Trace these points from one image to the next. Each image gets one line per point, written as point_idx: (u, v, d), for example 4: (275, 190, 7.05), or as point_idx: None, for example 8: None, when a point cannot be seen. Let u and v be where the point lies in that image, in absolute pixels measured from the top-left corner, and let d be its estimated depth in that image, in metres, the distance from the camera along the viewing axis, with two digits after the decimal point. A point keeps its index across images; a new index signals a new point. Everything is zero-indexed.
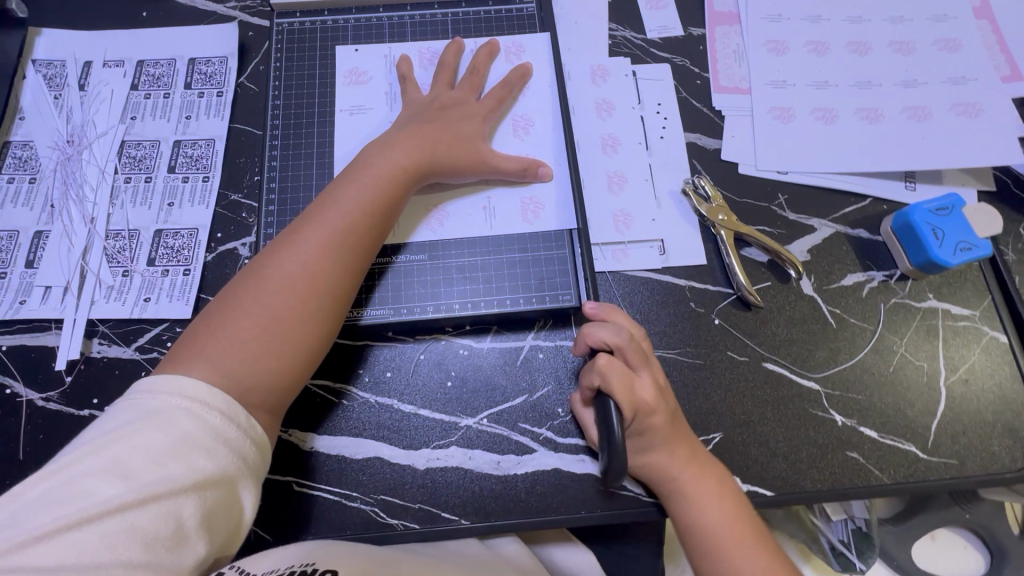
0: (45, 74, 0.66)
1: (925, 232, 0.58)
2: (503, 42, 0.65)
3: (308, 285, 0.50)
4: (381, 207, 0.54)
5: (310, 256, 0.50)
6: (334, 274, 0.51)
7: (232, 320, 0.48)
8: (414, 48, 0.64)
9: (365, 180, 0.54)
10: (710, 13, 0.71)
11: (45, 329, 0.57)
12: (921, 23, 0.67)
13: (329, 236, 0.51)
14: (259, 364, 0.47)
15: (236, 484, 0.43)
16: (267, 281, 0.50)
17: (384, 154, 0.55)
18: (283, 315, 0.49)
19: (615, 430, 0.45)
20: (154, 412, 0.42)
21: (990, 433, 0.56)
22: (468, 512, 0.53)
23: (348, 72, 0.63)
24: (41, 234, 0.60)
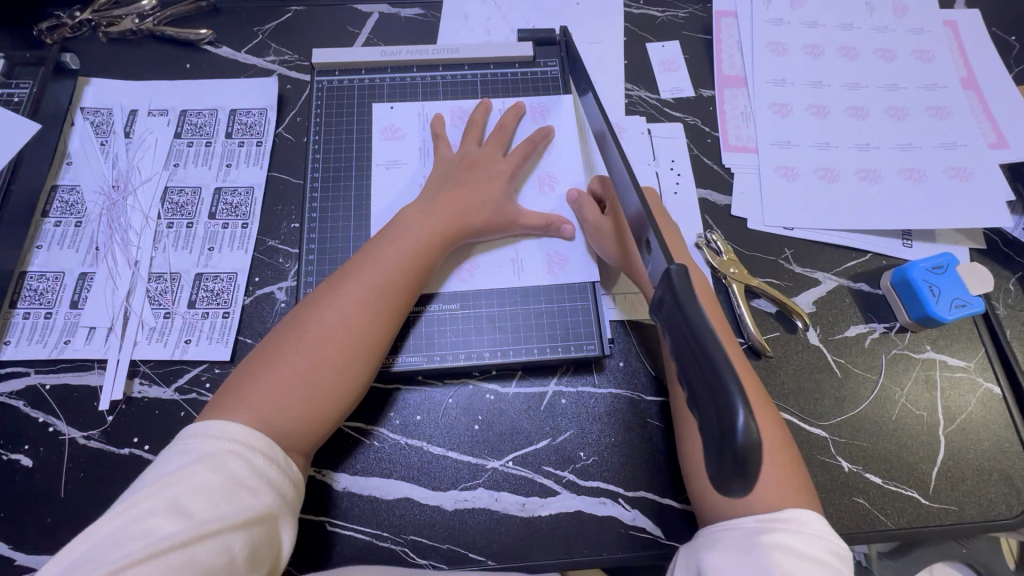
0: (92, 121, 0.70)
1: (922, 289, 0.62)
2: (529, 102, 0.70)
3: (345, 337, 0.53)
4: (416, 265, 0.57)
5: (349, 310, 0.54)
6: (370, 327, 0.54)
7: (272, 367, 0.51)
8: (446, 105, 0.69)
9: (402, 239, 0.58)
10: (719, 76, 0.76)
11: (89, 368, 0.59)
12: (914, 91, 0.73)
13: (368, 291, 0.55)
14: (296, 413, 0.50)
15: (277, 521, 0.45)
16: (307, 332, 0.53)
17: (420, 215, 0.59)
18: (321, 364, 0.51)
19: (741, 420, 0.31)
20: (205, 454, 0.44)
21: (988, 480, 0.59)
22: (494, 552, 0.55)
23: (384, 129, 0.68)
24: (86, 275, 0.63)
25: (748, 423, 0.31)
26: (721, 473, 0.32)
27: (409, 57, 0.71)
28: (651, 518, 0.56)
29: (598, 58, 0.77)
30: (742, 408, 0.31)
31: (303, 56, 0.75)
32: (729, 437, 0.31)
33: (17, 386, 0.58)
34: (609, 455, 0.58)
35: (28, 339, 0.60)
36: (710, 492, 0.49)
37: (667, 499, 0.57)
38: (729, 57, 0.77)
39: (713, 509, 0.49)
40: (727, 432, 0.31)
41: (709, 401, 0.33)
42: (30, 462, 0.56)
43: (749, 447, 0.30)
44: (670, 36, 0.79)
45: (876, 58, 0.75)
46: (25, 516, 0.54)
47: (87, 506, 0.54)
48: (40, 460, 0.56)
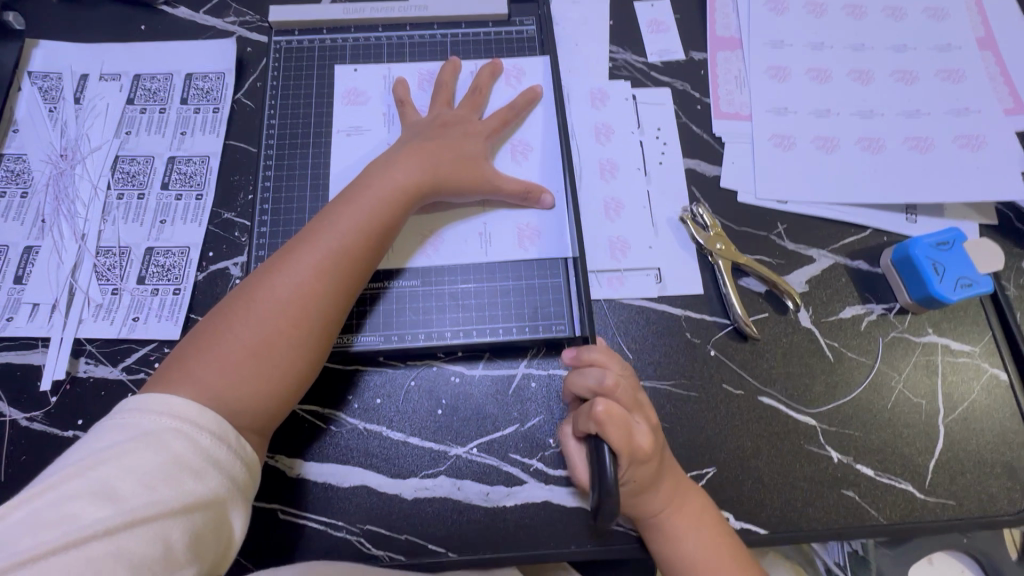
0: (40, 87, 0.66)
1: (925, 266, 0.57)
2: (504, 66, 0.65)
3: (301, 306, 0.49)
4: (377, 229, 0.53)
5: (303, 279, 0.50)
6: (329, 295, 0.50)
7: (221, 342, 0.47)
8: (414, 70, 0.64)
9: (362, 201, 0.53)
10: (712, 37, 0.70)
11: (32, 346, 0.56)
12: (925, 52, 0.67)
13: (324, 258, 0.51)
14: (247, 388, 0.46)
15: (225, 507, 0.42)
16: (257, 304, 0.49)
17: (380, 177, 0.55)
18: (274, 335, 0.48)
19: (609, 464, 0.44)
20: (145, 432, 0.41)
21: (987, 473, 0.55)
22: (455, 543, 0.52)
23: (346, 92, 0.63)
24: (31, 249, 0.59)
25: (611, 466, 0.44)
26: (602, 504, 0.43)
27: (373, 15, 0.66)
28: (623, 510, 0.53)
29: (580, 18, 0.71)
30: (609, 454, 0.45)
31: (263, 16, 0.71)
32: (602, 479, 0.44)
33: None
34: None
35: None
36: None
37: None
38: (723, 17, 0.71)
39: None
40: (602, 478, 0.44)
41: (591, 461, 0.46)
42: None
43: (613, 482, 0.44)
44: None
45: (884, 16, 0.69)
46: None
47: None
48: None
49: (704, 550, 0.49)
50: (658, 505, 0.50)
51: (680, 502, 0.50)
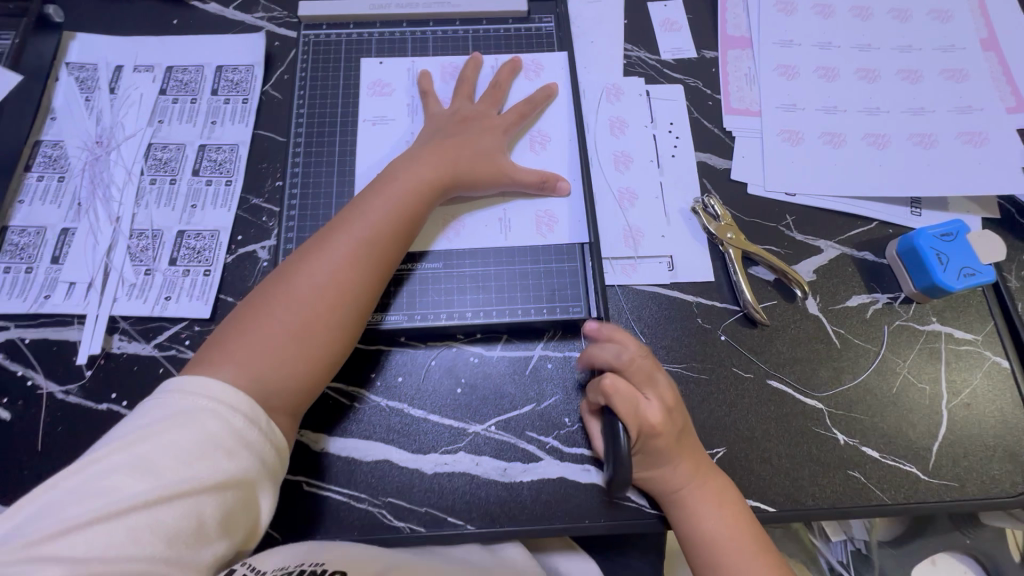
0: (76, 77, 0.69)
1: (929, 257, 0.59)
2: (523, 58, 0.68)
3: (335, 292, 0.51)
4: (406, 220, 0.55)
5: (338, 264, 0.52)
6: (361, 281, 0.52)
7: (260, 325, 0.49)
8: (437, 65, 0.67)
9: (392, 193, 0.56)
10: (723, 36, 0.73)
11: (68, 323, 0.58)
12: (930, 53, 0.69)
13: (356, 246, 0.53)
14: (284, 369, 0.48)
15: (255, 486, 0.43)
16: (293, 289, 0.51)
17: (408, 171, 0.57)
18: (309, 319, 0.50)
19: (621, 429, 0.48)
20: (183, 412, 0.42)
21: (989, 457, 0.56)
22: (473, 517, 0.53)
23: (371, 84, 0.66)
24: (67, 231, 0.62)
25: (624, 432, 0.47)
26: (617, 470, 0.47)
27: (398, 11, 0.69)
28: (636, 487, 0.54)
29: (596, 16, 0.74)
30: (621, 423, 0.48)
31: (291, 12, 0.73)
32: (615, 446, 0.47)
33: None
34: None
35: (8, 293, 0.59)
36: None
37: None
38: (734, 17, 0.73)
39: None
40: (615, 444, 0.47)
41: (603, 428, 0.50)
42: (8, 414, 0.55)
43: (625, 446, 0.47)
44: None
45: (890, 18, 0.71)
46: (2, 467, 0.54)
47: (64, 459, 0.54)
48: (19, 413, 0.55)
49: (727, 524, 0.51)
50: (678, 481, 0.52)
51: (700, 480, 0.52)
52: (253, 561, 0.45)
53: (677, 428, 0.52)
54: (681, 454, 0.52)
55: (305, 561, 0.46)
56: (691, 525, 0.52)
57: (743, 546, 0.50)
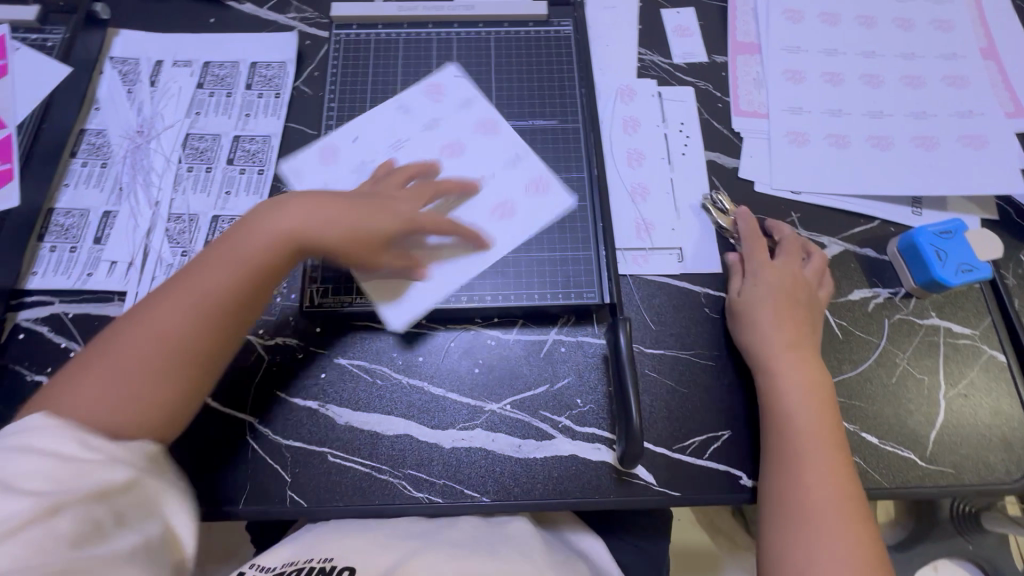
0: (120, 70, 0.73)
1: (928, 252, 0.61)
2: (526, 177, 0.65)
3: (169, 338, 0.49)
4: (246, 280, 0.53)
5: (167, 308, 0.50)
6: (202, 329, 0.51)
7: (93, 366, 0.48)
8: (437, 153, 0.66)
9: (238, 257, 0.53)
10: (733, 42, 0.76)
11: (109, 300, 0.62)
12: (932, 60, 0.72)
13: (186, 292, 0.51)
14: (124, 414, 0.47)
15: (145, 480, 0.45)
16: (136, 331, 0.49)
17: (262, 231, 0.54)
18: (151, 365, 0.48)
19: (634, 411, 0.53)
20: (32, 445, 0.41)
21: (985, 444, 0.58)
22: (488, 490, 0.56)
23: (430, 86, 0.69)
24: (109, 214, 0.66)
25: (636, 414, 0.53)
26: (627, 445, 0.53)
27: (425, 13, 0.73)
28: (644, 465, 0.57)
29: (612, 21, 0.77)
30: (634, 401, 0.53)
31: (322, 13, 0.78)
32: (628, 419, 0.53)
33: (41, 313, 0.61)
34: (606, 403, 0.59)
35: (53, 271, 0.63)
36: (792, 522, 0.50)
37: (661, 448, 0.57)
38: (744, 24, 0.77)
39: (795, 534, 0.50)
40: (628, 424, 0.53)
41: (619, 400, 0.55)
42: None
43: (637, 427, 0.52)
44: (685, 3, 0.79)
45: (894, 26, 0.74)
46: None
47: None
48: None
49: (807, 401, 0.55)
50: (778, 346, 0.57)
51: (796, 355, 0.57)
52: (260, 561, 0.53)
53: (777, 298, 0.59)
54: (782, 323, 0.58)
55: (314, 556, 0.51)
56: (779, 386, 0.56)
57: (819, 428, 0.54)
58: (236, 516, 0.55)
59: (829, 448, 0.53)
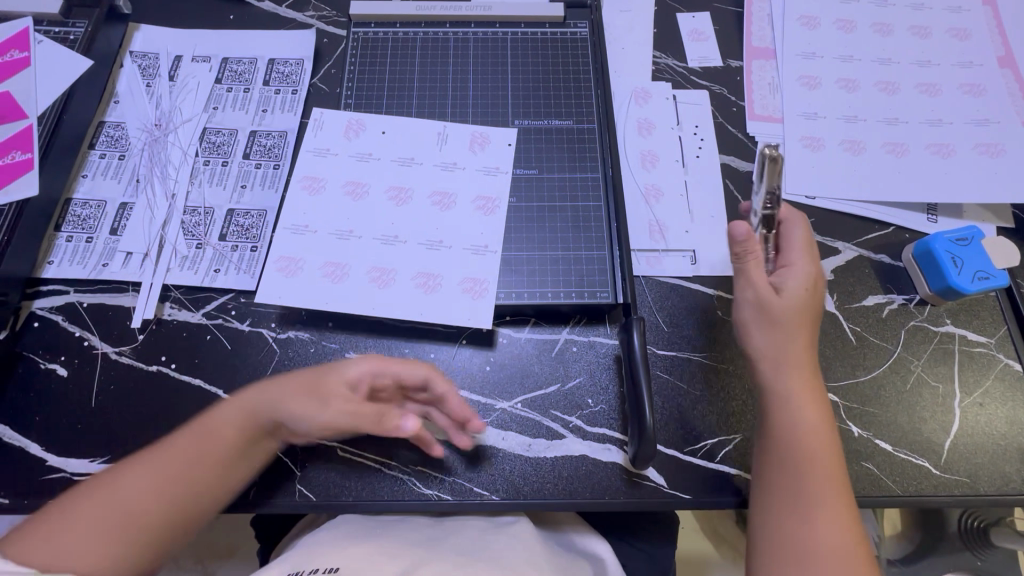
0: (139, 64, 0.73)
1: (944, 260, 0.61)
2: (462, 274, 0.61)
3: (145, 503, 0.49)
4: (202, 456, 0.51)
5: (145, 476, 0.50)
6: (178, 489, 0.50)
7: (72, 514, 0.48)
8: (425, 201, 0.64)
9: (202, 433, 0.52)
10: (748, 47, 0.76)
11: (124, 291, 0.62)
12: (948, 68, 0.72)
13: (166, 464, 0.50)
14: (87, 560, 0.46)
15: None
16: (111, 493, 0.49)
17: (238, 403, 0.54)
18: (120, 522, 0.48)
19: (647, 411, 0.52)
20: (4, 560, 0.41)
21: (1001, 454, 0.58)
22: (498, 488, 0.56)
23: (475, 135, 0.67)
24: (126, 205, 0.66)
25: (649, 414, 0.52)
26: (639, 445, 0.52)
27: (443, 13, 0.73)
28: (655, 467, 0.56)
29: (628, 25, 0.78)
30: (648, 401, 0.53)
31: (340, 12, 0.78)
32: (641, 419, 0.53)
33: (56, 302, 0.62)
34: (617, 404, 0.59)
35: (69, 261, 0.63)
36: None
37: (672, 450, 0.57)
38: (759, 30, 0.77)
39: None
40: (641, 423, 0.52)
41: (632, 399, 0.55)
42: (64, 371, 0.59)
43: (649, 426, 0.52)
44: (701, 7, 0.79)
45: (910, 34, 0.74)
46: (56, 420, 0.57)
47: (115, 415, 0.57)
48: (74, 370, 0.59)
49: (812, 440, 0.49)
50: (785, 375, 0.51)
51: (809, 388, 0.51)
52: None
53: (808, 312, 0.53)
54: (795, 348, 0.52)
55: (318, 567, 0.45)
56: (794, 419, 0.50)
57: (832, 473, 0.48)
58: (245, 508, 0.55)
59: (839, 495, 0.47)
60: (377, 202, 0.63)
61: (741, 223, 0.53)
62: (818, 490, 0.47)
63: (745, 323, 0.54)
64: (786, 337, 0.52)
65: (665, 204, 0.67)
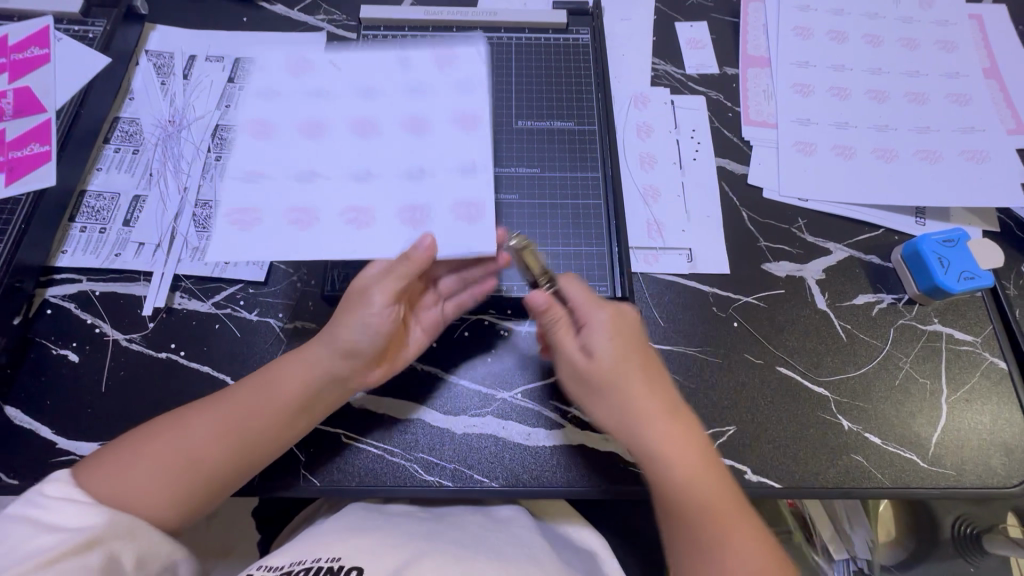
0: (155, 63, 0.76)
1: (930, 260, 0.63)
2: (454, 199, 0.54)
3: (214, 447, 0.50)
4: (274, 406, 0.52)
5: (219, 422, 0.51)
6: (246, 436, 0.51)
7: (147, 451, 0.49)
8: (397, 129, 0.56)
9: (274, 386, 0.53)
10: (744, 55, 0.79)
11: (135, 280, 0.64)
12: (936, 79, 0.75)
13: (239, 413, 0.52)
14: (151, 497, 0.48)
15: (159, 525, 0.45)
16: (183, 436, 0.50)
17: (301, 366, 0.54)
18: (186, 463, 0.50)
19: None
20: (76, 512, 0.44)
21: (987, 449, 0.59)
22: (497, 475, 0.57)
23: (439, 57, 0.59)
24: (139, 198, 0.68)
25: None
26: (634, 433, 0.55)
27: (450, 18, 0.76)
28: None
29: (628, 33, 0.80)
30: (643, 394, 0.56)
31: (350, 16, 0.81)
32: None
33: (69, 290, 0.63)
34: None
35: (82, 250, 0.65)
36: None
37: None
38: (755, 39, 0.80)
39: None
40: None
41: None
42: (75, 357, 0.60)
43: None
44: (699, 17, 0.82)
45: (901, 45, 0.77)
46: (67, 404, 0.58)
47: (125, 400, 0.59)
48: (86, 356, 0.60)
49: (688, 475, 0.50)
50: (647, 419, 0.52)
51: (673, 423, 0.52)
52: (267, 562, 0.48)
53: (629, 361, 0.53)
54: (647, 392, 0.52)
55: (323, 556, 0.48)
56: (661, 464, 0.51)
57: (721, 499, 0.50)
58: (249, 492, 0.56)
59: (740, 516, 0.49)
60: (341, 129, 0.55)
61: (537, 293, 0.53)
62: (722, 533, 0.48)
63: (575, 389, 0.55)
64: (610, 395, 0.52)
65: (663, 204, 0.70)
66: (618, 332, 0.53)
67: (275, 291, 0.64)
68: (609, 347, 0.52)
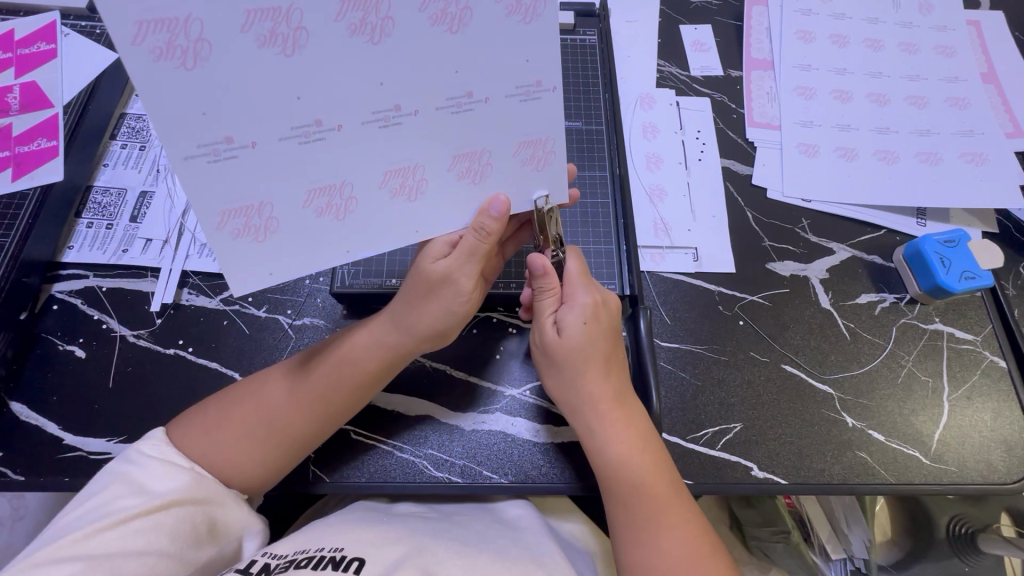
0: None
1: (932, 260, 0.64)
2: (517, 136, 0.47)
3: (292, 413, 0.51)
4: (350, 375, 0.52)
5: (296, 389, 0.51)
6: (321, 404, 0.52)
7: (227, 416, 0.50)
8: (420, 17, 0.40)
9: (348, 356, 0.53)
10: (747, 58, 0.80)
11: (142, 276, 0.64)
12: (935, 83, 0.76)
13: (315, 381, 0.52)
14: (234, 459, 0.49)
15: (218, 505, 0.47)
16: (263, 402, 0.51)
17: (379, 342, 0.53)
18: (265, 429, 0.50)
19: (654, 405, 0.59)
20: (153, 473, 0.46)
21: (987, 446, 0.60)
22: (506, 471, 0.57)
23: None
24: (146, 193, 0.68)
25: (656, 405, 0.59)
26: None
27: None
28: None
29: (633, 35, 0.81)
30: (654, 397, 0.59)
31: None
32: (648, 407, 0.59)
33: (76, 286, 0.63)
34: None
35: (89, 246, 0.65)
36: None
37: (677, 437, 0.59)
38: (758, 42, 0.81)
39: None
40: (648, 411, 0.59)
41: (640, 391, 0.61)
42: (81, 352, 0.60)
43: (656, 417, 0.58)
44: (703, 20, 0.83)
45: (901, 50, 0.78)
46: (72, 400, 0.58)
47: (130, 395, 0.58)
48: (92, 352, 0.60)
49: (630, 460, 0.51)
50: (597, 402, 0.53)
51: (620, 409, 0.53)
52: (273, 549, 0.47)
53: (594, 348, 0.53)
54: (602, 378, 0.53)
55: (325, 545, 0.47)
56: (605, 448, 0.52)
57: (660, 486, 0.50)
58: None
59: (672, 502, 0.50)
60: (332, 40, 0.39)
61: (536, 257, 0.54)
62: (659, 518, 0.49)
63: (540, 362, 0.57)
64: (571, 375, 0.53)
65: (669, 203, 0.70)
66: (597, 314, 0.54)
67: (284, 287, 0.64)
68: (583, 327, 0.53)
